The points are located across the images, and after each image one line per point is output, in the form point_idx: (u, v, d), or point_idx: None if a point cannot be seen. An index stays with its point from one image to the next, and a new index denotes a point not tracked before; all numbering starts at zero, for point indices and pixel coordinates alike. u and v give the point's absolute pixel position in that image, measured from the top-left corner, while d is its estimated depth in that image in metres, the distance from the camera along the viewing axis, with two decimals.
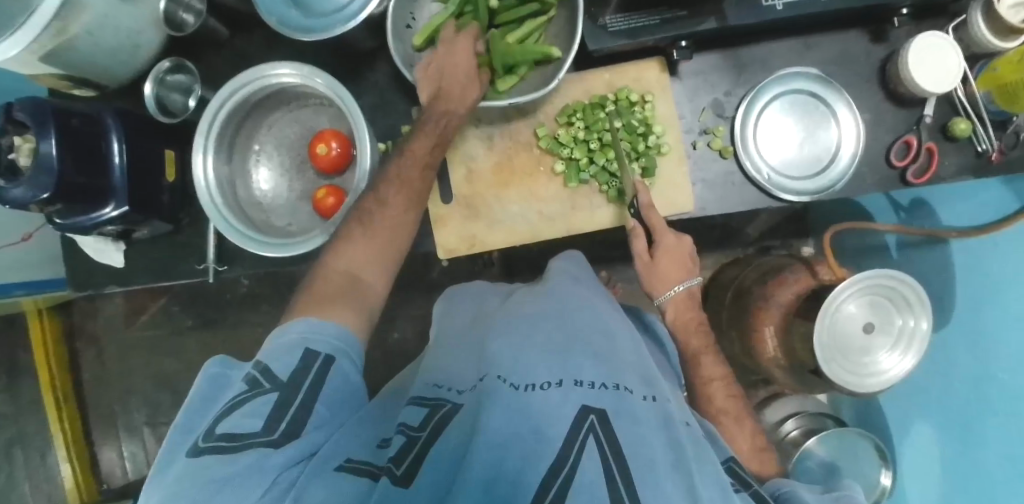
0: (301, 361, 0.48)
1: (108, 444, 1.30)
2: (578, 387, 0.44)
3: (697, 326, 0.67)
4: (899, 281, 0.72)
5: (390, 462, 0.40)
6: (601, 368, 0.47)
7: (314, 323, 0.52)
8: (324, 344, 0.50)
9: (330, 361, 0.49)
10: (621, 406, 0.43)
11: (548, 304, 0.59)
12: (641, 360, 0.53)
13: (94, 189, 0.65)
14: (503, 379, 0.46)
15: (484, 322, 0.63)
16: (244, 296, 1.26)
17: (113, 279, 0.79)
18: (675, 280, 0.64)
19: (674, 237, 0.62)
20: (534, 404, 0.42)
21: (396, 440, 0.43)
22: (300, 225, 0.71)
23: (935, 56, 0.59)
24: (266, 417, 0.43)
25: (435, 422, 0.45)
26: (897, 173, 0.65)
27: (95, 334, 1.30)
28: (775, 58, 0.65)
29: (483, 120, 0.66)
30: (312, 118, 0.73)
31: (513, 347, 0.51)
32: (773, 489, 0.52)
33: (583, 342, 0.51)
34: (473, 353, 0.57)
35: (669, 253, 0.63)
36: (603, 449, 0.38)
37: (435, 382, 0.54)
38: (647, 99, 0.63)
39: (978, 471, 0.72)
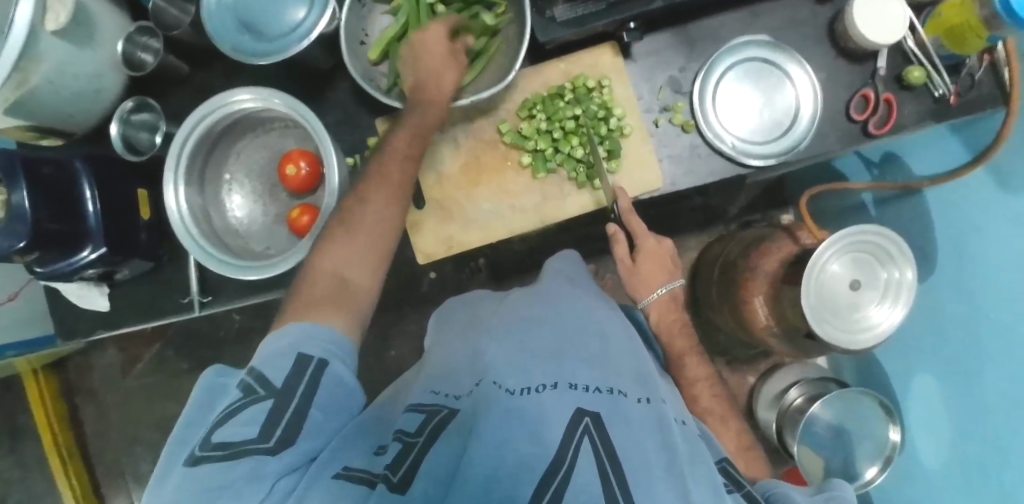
0: (295, 365, 0.46)
1: (118, 497, 1.29)
2: (573, 390, 0.44)
3: (679, 325, 0.69)
4: (883, 237, 0.73)
5: (386, 469, 0.40)
6: (595, 371, 0.48)
7: (310, 327, 0.49)
8: (318, 348, 0.48)
9: (325, 366, 0.47)
10: (616, 409, 0.43)
11: (540, 308, 0.59)
12: (636, 361, 0.54)
13: (70, 234, 0.65)
14: (499, 385, 0.46)
15: (479, 326, 0.63)
16: (239, 332, 1.26)
17: (101, 324, 0.80)
18: (657, 284, 0.68)
19: (654, 240, 0.68)
20: (530, 408, 0.42)
21: (393, 447, 0.43)
22: (279, 248, 0.72)
23: (880, 8, 0.60)
24: (261, 425, 0.41)
25: (433, 426, 0.45)
26: (859, 127, 0.65)
27: (93, 387, 1.30)
28: (725, 30, 0.66)
29: (447, 122, 0.67)
30: (279, 141, 0.73)
31: (508, 353, 0.51)
32: (764, 490, 0.51)
33: (578, 345, 0.52)
34: (468, 354, 0.56)
35: (650, 255, 0.67)
36: (598, 451, 0.38)
37: (435, 389, 0.52)
38: (604, 83, 0.64)
39: (980, 427, 0.72)
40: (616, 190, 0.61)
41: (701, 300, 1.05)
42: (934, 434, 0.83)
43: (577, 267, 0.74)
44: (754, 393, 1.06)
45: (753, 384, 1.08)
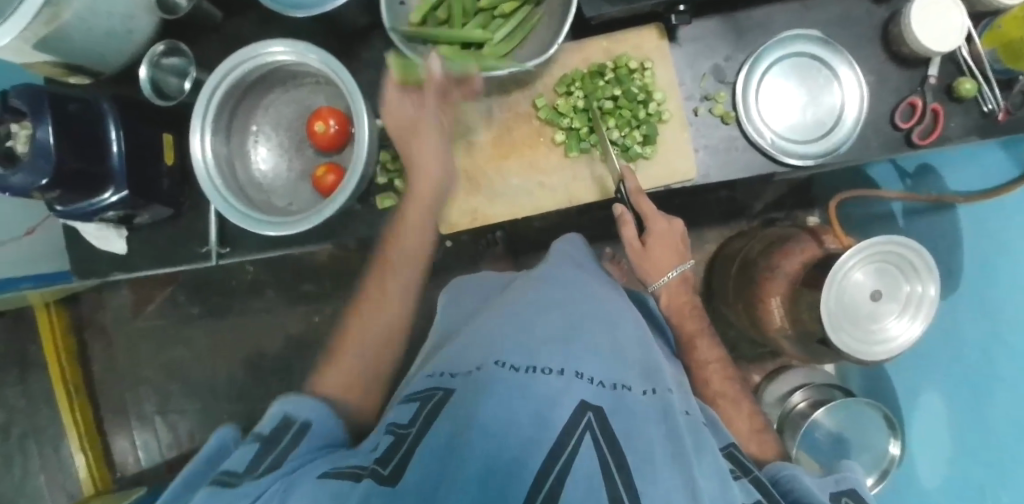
0: (280, 424, 0.48)
1: (121, 433, 1.31)
2: (580, 379, 0.44)
3: (690, 312, 0.68)
4: (908, 248, 0.71)
5: (375, 464, 0.39)
6: (601, 363, 0.47)
7: (300, 397, 0.51)
8: (303, 396, 0.52)
9: (310, 407, 0.51)
10: (620, 404, 0.43)
11: (546, 292, 0.59)
12: (641, 350, 0.54)
13: (93, 175, 0.64)
14: (502, 364, 0.45)
15: (479, 314, 0.63)
16: (249, 284, 1.27)
17: (116, 265, 0.80)
18: (669, 267, 0.64)
19: (664, 222, 0.63)
20: (531, 394, 0.41)
21: (385, 440, 0.42)
22: (300, 205, 0.71)
23: (938, 15, 0.58)
24: (248, 461, 0.42)
25: (427, 413, 0.45)
26: (903, 135, 0.64)
27: (103, 326, 1.31)
28: (776, 21, 0.64)
29: (482, 93, 0.66)
30: (309, 96, 0.72)
31: (512, 337, 0.50)
32: (773, 471, 0.52)
33: (583, 332, 0.51)
34: (467, 338, 0.56)
35: (660, 239, 0.64)
36: (601, 445, 0.37)
37: (432, 373, 0.53)
38: (647, 66, 0.62)
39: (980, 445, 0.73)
40: (624, 172, 0.60)
41: (715, 293, 1.05)
42: (933, 448, 0.83)
43: (587, 252, 0.74)
44: (757, 394, 1.05)
45: (758, 383, 1.08)
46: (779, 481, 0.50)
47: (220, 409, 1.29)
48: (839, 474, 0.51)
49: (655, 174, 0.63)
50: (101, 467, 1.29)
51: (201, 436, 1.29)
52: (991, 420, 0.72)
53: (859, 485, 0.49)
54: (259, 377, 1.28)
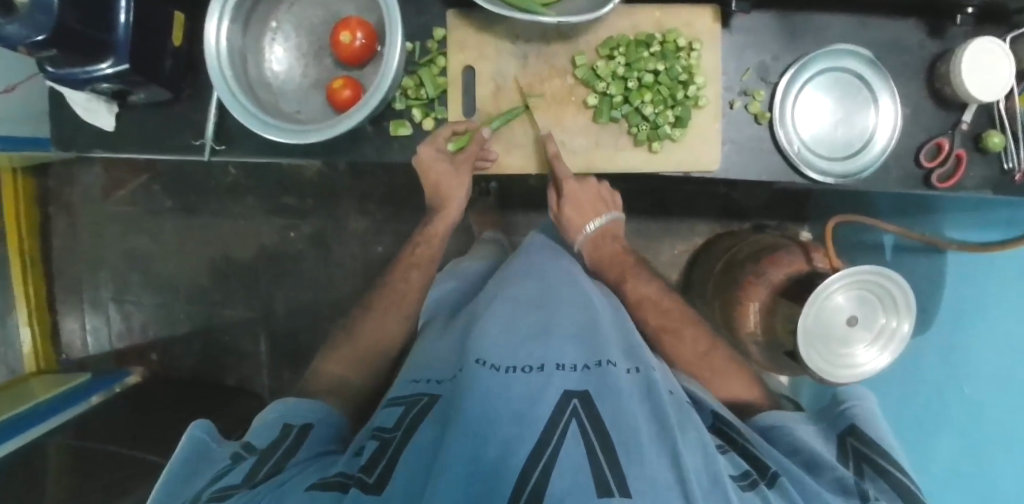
0: (279, 432, 0.52)
1: (72, 314, 1.28)
2: (560, 370, 0.44)
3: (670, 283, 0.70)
4: (890, 280, 0.72)
5: (361, 471, 0.40)
6: (582, 349, 0.48)
7: (296, 403, 0.56)
8: (299, 418, 0.54)
9: (307, 428, 0.53)
10: (604, 386, 0.44)
11: (532, 282, 0.59)
12: (624, 333, 0.54)
13: (92, 41, 0.57)
14: (482, 363, 0.46)
15: (466, 307, 0.63)
16: (230, 187, 1.22)
17: (99, 141, 0.75)
18: (586, 223, 0.68)
19: (577, 184, 0.65)
20: (513, 389, 0.42)
21: (369, 446, 0.43)
22: (309, 114, 0.68)
23: (985, 62, 0.57)
24: (246, 474, 0.44)
25: (411, 420, 0.46)
26: (922, 173, 0.64)
27: (70, 202, 1.26)
28: (830, 31, 0.63)
29: (521, 37, 0.64)
30: (339, 3, 0.68)
31: (496, 331, 0.50)
32: (766, 420, 0.56)
33: (562, 320, 0.52)
34: (455, 340, 0.56)
35: (576, 198, 0.66)
36: (586, 431, 0.39)
37: (414, 378, 0.53)
38: (695, 46, 0.61)
39: (936, 445, 0.77)
40: (545, 138, 0.62)
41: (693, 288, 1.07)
42: None
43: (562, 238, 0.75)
44: None
45: None
46: (775, 432, 0.54)
47: (179, 309, 1.26)
48: (844, 407, 0.55)
49: (678, 158, 0.63)
50: (48, 345, 1.26)
51: (154, 332, 1.27)
52: (960, 420, 0.74)
53: (863, 415, 0.54)
54: (224, 283, 1.25)
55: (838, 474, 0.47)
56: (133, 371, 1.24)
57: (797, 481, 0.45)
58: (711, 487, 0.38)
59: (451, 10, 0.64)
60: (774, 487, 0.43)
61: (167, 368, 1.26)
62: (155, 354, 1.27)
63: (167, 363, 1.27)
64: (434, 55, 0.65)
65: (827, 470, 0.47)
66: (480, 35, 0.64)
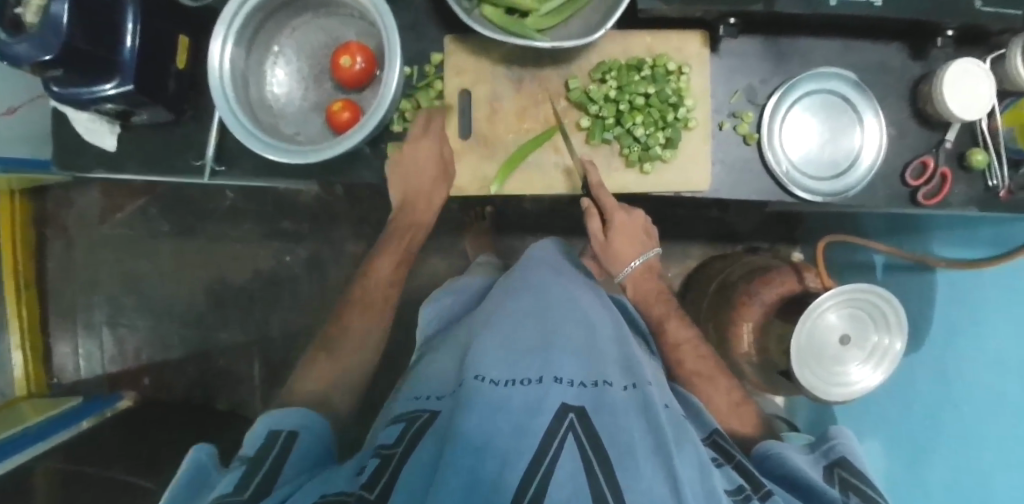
0: (267, 439, 0.50)
1: (65, 338, 1.27)
2: (558, 384, 0.45)
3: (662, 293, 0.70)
4: (884, 299, 0.73)
5: (361, 488, 0.41)
6: (580, 364, 0.48)
7: (280, 414, 0.55)
8: (288, 423, 0.53)
9: (296, 435, 0.52)
10: (601, 400, 0.44)
11: (530, 298, 0.59)
12: (622, 349, 0.54)
13: (98, 61, 0.59)
14: (482, 378, 0.46)
15: (466, 324, 0.63)
16: (227, 210, 1.23)
17: (101, 162, 0.76)
18: (632, 257, 0.69)
19: (625, 215, 0.67)
20: (512, 403, 0.42)
21: (370, 463, 0.44)
22: (308, 136, 0.70)
23: (966, 84, 0.59)
24: (236, 482, 0.43)
25: (412, 435, 0.46)
26: (909, 192, 0.66)
27: (67, 225, 1.26)
28: (815, 55, 0.65)
29: (516, 62, 0.66)
30: (340, 28, 0.70)
31: (494, 346, 0.50)
32: (765, 449, 0.55)
33: (561, 335, 0.52)
34: (455, 358, 0.56)
35: (624, 230, 0.67)
36: (583, 444, 0.39)
37: (416, 394, 0.54)
38: (684, 70, 0.63)
39: (930, 461, 0.76)
40: (585, 162, 0.62)
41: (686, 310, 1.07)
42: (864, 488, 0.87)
43: (561, 254, 0.75)
44: None
45: None
46: (769, 460, 0.54)
47: (173, 332, 1.26)
48: (831, 444, 0.55)
49: (669, 179, 0.64)
50: (39, 369, 1.25)
51: (147, 356, 1.26)
52: (958, 437, 0.73)
53: (850, 452, 0.53)
54: (219, 306, 1.25)
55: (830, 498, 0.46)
56: (125, 395, 1.23)
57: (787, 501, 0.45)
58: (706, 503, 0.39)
59: (449, 35, 0.66)
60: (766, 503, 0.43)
61: (159, 392, 1.25)
62: (148, 378, 1.26)
63: (160, 387, 1.25)
64: (431, 79, 0.67)
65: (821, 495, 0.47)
66: (477, 59, 0.66)
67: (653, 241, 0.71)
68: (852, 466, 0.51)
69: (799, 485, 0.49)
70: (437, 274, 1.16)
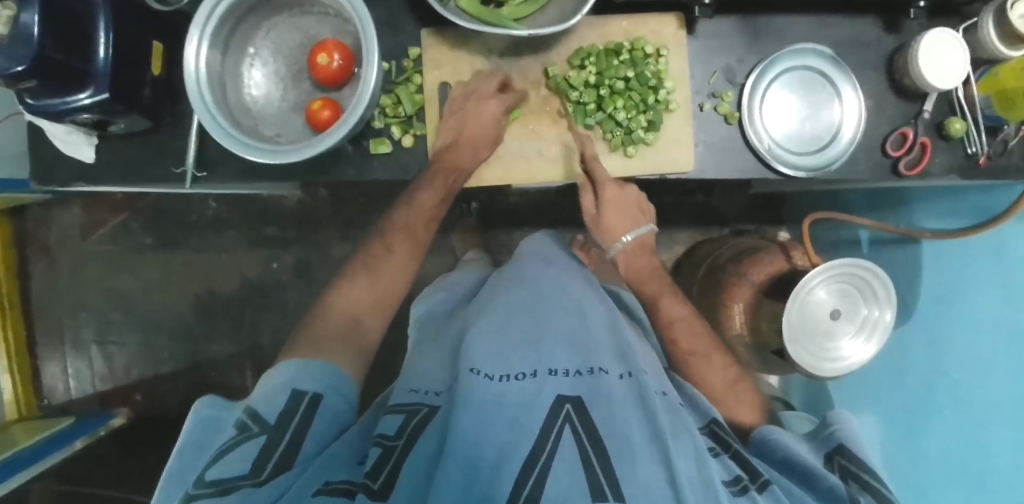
0: (289, 403, 0.49)
1: (54, 358, 1.25)
2: (554, 376, 0.45)
3: (652, 271, 0.69)
4: (871, 273, 0.73)
5: (366, 477, 0.40)
6: (575, 353, 0.48)
7: (306, 364, 0.53)
8: (312, 383, 0.51)
9: (319, 399, 0.51)
10: (597, 390, 0.44)
11: (522, 289, 0.59)
12: (618, 336, 0.54)
13: (72, 71, 0.58)
14: (476, 371, 0.45)
15: (460, 319, 0.63)
16: (211, 220, 1.22)
17: (80, 175, 0.75)
18: (624, 231, 0.67)
19: (619, 189, 0.65)
20: (507, 399, 0.42)
21: (372, 451, 0.43)
22: (289, 137, 0.69)
23: (940, 53, 0.60)
24: (254, 458, 0.42)
25: (411, 430, 0.45)
26: (891, 163, 0.66)
27: (48, 244, 1.24)
28: (791, 32, 0.66)
29: (494, 52, 0.66)
30: (315, 27, 0.70)
31: (488, 338, 0.50)
32: (763, 435, 0.54)
33: (555, 327, 0.52)
34: (450, 354, 0.56)
35: (615, 205, 0.65)
36: (579, 436, 0.39)
37: (413, 387, 0.53)
38: (662, 53, 0.63)
39: (928, 438, 0.76)
40: (584, 137, 0.63)
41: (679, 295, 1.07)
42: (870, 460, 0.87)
43: (552, 243, 0.74)
44: None
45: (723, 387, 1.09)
46: (765, 446, 0.53)
47: (163, 347, 1.24)
48: (831, 430, 0.55)
49: (654, 162, 0.64)
50: (28, 392, 1.23)
51: (138, 372, 1.24)
52: (954, 409, 0.73)
53: (849, 436, 0.53)
54: (208, 318, 1.23)
55: (830, 483, 0.47)
56: (117, 412, 1.21)
57: (786, 488, 0.46)
58: (704, 490, 0.38)
59: (426, 29, 0.65)
60: (764, 494, 0.43)
61: (153, 408, 1.23)
62: (140, 394, 1.24)
63: (153, 403, 1.24)
64: (410, 73, 0.66)
65: (819, 480, 0.48)
66: (455, 52, 0.65)
67: (646, 217, 0.69)
68: (850, 451, 0.52)
69: (798, 470, 0.49)
70: (427, 274, 1.15)
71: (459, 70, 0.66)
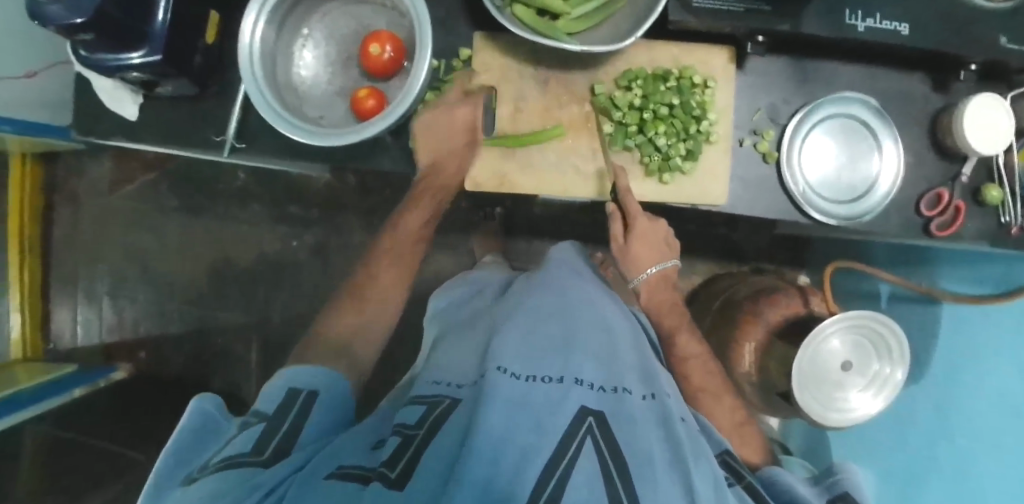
0: (286, 396, 0.51)
1: (65, 305, 1.27)
2: (579, 385, 0.45)
3: (671, 305, 0.70)
4: (886, 328, 0.73)
5: (383, 466, 0.40)
6: (600, 368, 0.48)
7: (300, 369, 0.55)
8: (307, 380, 0.53)
9: (315, 394, 0.52)
10: (620, 409, 0.44)
11: (550, 297, 0.59)
12: (640, 358, 0.54)
13: (129, 30, 0.59)
14: (502, 370, 0.45)
15: (483, 320, 0.63)
16: (236, 190, 1.23)
17: (121, 131, 0.77)
18: (649, 263, 0.67)
19: (648, 221, 0.65)
20: (533, 402, 0.42)
21: (391, 441, 0.43)
22: (331, 121, 0.70)
23: (987, 119, 0.60)
24: (253, 442, 0.44)
25: (432, 422, 0.45)
26: (922, 222, 0.66)
27: (76, 193, 1.26)
28: (838, 80, 0.66)
29: (543, 63, 0.66)
30: (370, 16, 0.71)
31: (515, 339, 0.50)
32: (770, 477, 0.54)
33: (582, 338, 0.52)
34: (471, 351, 0.56)
35: (643, 236, 0.66)
36: (602, 450, 0.39)
37: (435, 379, 0.53)
38: (709, 84, 0.63)
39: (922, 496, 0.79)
40: (617, 169, 0.63)
41: None
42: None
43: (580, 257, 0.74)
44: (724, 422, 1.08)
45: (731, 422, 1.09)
46: (773, 486, 0.53)
47: (173, 308, 1.26)
48: (835, 479, 0.54)
49: (688, 191, 0.64)
50: (36, 335, 1.24)
51: (145, 330, 1.26)
52: (954, 471, 0.76)
53: (854, 487, 0.52)
54: (221, 285, 1.25)
55: None
56: (120, 367, 1.23)
57: None
58: None
59: (479, 32, 0.66)
60: None
61: (155, 367, 1.24)
62: (144, 351, 1.25)
63: (155, 361, 1.25)
64: (457, 74, 0.67)
65: None
66: (504, 57, 0.66)
67: (671, 251, 0.69)
68: (855, 502, 0.50)
69: None
70: (441, 270, 1.16)
71: (506, 76, 0.66)
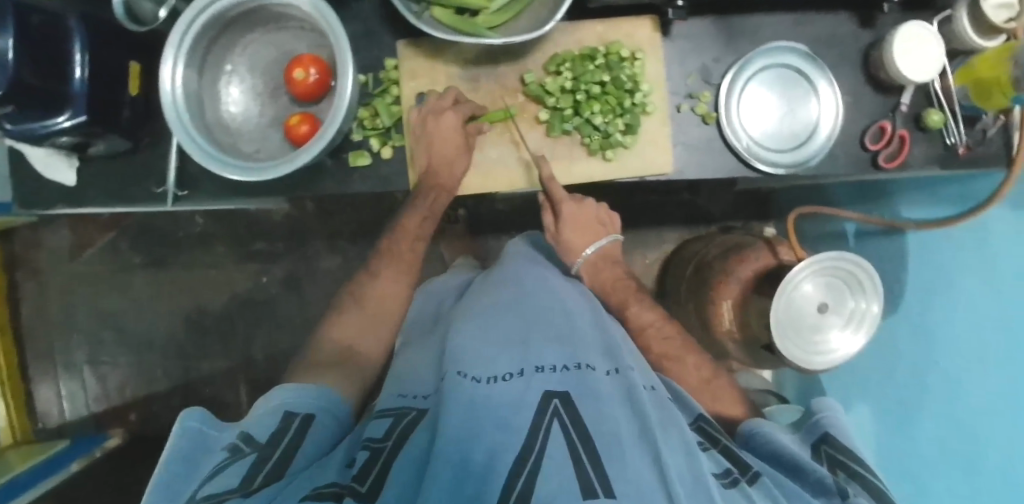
0: (279, 426, 0.49)
1: (46, 381, 1.24)
2: (541, 372, 0.45)
3: (617, 282, 0.70)
4: (855, 265, 0.73)
5: (353, 479, 0.40)
6: (563, 350, 0.48)
7: (296, 390, 0.54)
8: (302, 405, 0.52)
9: (308, 420, 0.51)
10: (584, 384, 0.44)
11: (508, 291, 0.59)
12: (602, 334, 0.54)
13: (48, 94, 0.57)
14: (463, 374, 0.45)
15: (445, 323, 0.63)
16: (199, 236, 1.21)
17: (61, 198, 0.75)
18: (584, 245, 0.69)
19: (575, 206, 0.68)
20: (496, 399, 0.42)
21: (360, 456, 0.42)
22: (268, 152, 0.69)
23: (914, 47, 0.60)
24: (244, 474, 0.41)
25: (400, 430, 0.45)
26: (870, 156, 0.67)
27: (37, 266, 1.23)
28: (766, 31, 0.66)
29: (471, 61, 0.66)
30: (292, 41, 0.69)
31: (474, 341, 0.50)
32: (750, 429, 0.54)
33: (542, 326, 0.52)
34: (436, 358, 0.56)
35: (573, 221, 0.68)
36: (569, 431, 0.39)
37: (401, 392, 0.53)
38: (637, 56, 0.63)
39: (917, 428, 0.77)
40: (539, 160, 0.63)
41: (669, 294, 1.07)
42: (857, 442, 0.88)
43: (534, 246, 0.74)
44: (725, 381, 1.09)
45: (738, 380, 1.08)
46: (754, 440, 0.53)
47: (156, 365, 1.24)
48: (816, 418, 0.55)
49: (633, 165, 0.65)
50: (22, 417, 1.22)
51: (131, 392, 1.24)
52: (941, 397, 0.73)
53: (835, 425, 0.53)
54: (200, 335, 1.23)
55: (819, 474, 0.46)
56: (112, 434, 1.21)
57: (776, 479, 0.45)
58: (694, 485, 0.38)
59: (402, 40, 0.65)
60: (754, 485, 0.43)
61: (148, 428, 1.23)
62: (134, 415, 1.23)
63: (147, 422, 1.23)
64: (387, 84, 0.67)
65: (807, 471, 0.47)
66: (432, 62, 0.66)
67: (607, 229, 0.71)
68: (839, 442, 0.51)
69: (785, 461, 0.49)
70: None
71: (437, 81, 0.66)
